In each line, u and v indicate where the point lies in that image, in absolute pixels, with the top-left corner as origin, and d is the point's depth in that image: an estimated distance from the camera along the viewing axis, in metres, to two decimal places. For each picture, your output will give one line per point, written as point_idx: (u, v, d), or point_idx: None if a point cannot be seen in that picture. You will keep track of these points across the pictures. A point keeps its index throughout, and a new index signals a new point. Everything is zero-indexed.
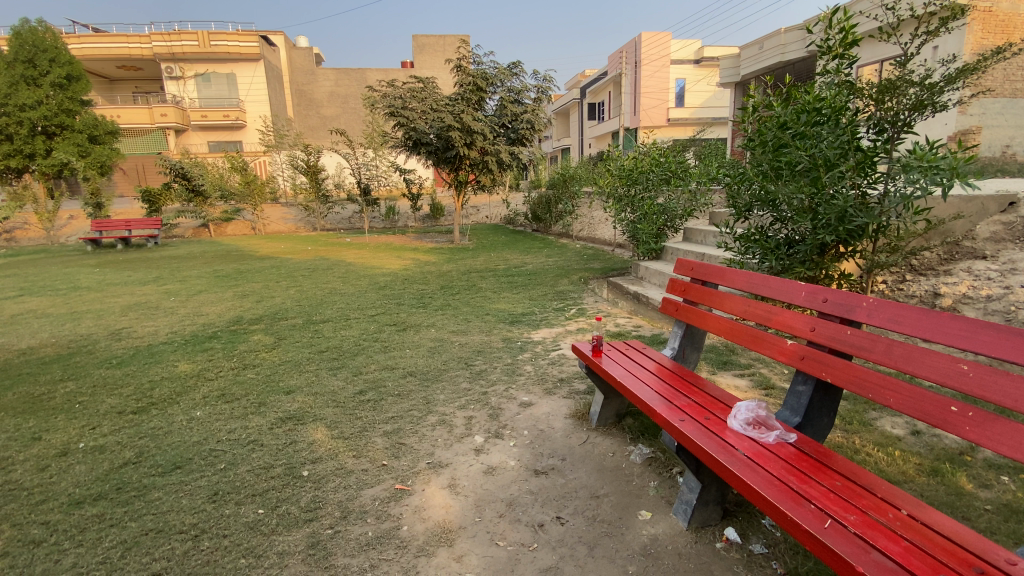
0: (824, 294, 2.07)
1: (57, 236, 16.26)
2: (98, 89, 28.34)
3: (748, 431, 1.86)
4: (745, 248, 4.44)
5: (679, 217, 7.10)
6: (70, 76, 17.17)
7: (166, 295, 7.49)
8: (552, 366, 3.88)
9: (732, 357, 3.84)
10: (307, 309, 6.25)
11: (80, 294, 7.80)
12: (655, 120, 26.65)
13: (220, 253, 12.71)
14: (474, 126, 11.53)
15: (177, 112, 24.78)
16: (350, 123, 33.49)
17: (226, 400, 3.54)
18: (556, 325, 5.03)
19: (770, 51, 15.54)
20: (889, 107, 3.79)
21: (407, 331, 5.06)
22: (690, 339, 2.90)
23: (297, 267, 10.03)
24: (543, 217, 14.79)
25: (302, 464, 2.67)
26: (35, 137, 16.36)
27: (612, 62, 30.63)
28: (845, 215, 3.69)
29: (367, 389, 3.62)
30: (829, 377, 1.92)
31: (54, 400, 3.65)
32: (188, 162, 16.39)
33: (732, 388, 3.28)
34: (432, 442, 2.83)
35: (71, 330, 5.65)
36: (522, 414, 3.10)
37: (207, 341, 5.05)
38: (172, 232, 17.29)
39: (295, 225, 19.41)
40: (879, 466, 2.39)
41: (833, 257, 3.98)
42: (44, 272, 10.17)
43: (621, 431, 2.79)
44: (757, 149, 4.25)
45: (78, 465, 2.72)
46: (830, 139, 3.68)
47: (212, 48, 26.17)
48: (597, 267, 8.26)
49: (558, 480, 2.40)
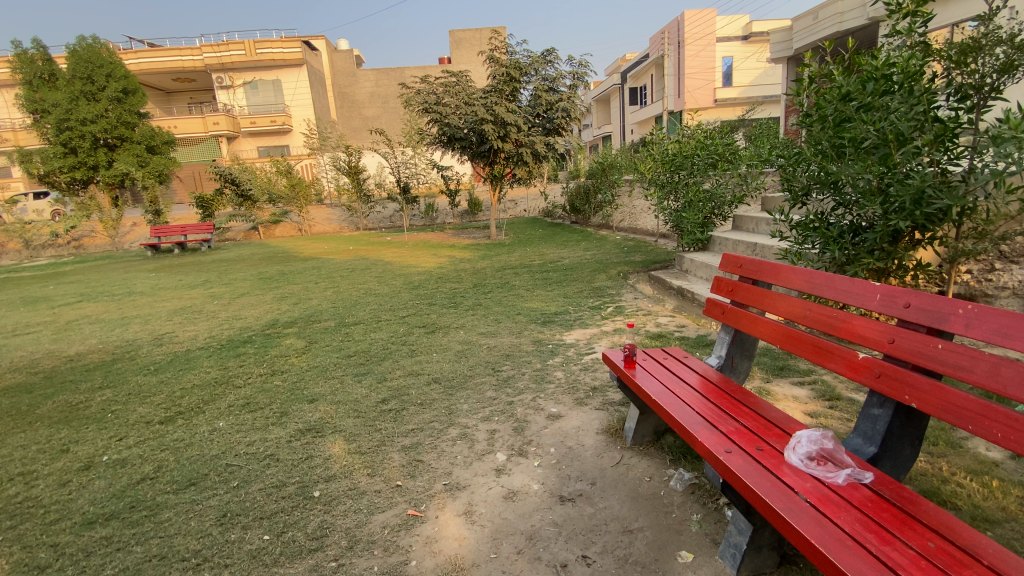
0: (904, 297, 1.68)
1: (122, 242, 17.30)
2: (156, 101, 29.99)
3: (811, 469, 1.54)
4: (804, 236, 3.98)
5: (727, 204, 6.53)
6: (127, 89, 18.12)
7: (210, 299, 7.70)
8: (584, 372, 3.60)
9: (788, 362, 3.42)
10: (341, 310, 6.20)
11: (134, 299, 8.15)
12: (700, 102, 25.50)
13: (266, 255, 13.12)
14: (507, 118, 11.24)
15: (228, 121, 25.85)
16: (389, 122, 33.96)
17: (249, 409, 3.47)
18: (591, 325, 4.73)
19: (825, 21, 14.43)
20: (973, 70, 3.18)
21: (436, 333, 4.89)
22: (739, 346, 2.54)
23: (336, 267, 10.12)
24: (582, 209, 14.41)
25: (315, 483, 2.52)
26: (98, 150, 17.52)
27: (653, 44, 29.56)
28: (921, 197, 3.19)
29: (389, 398, 3.46)
30: (914, 402, 1.57)
31: (90, 409, 3.71)
32: (236, 168, 16.97)
33: (789, 399, 2.88)
34: (451, 459, 2.62)
35: (119, 335, 5.84)
36: (549, 428, 2.85)
37: (240, 346, 5.07)
38: (224, 236, 17.99)
39: (338, 225, 19.77)
40: (973, 500, 1.98)
41: (908, 245, 3.48)
42: (105, 278, 10.75)
43: (659, 451, 2.49)
44: (815, 126, 3.77)
45: (97, 480, 2.72)
46: (901, 109, 3.19)
47: (258, 56, 27.14)
48: (638, 260, 7.84)
49: (586, 510, 2.13)
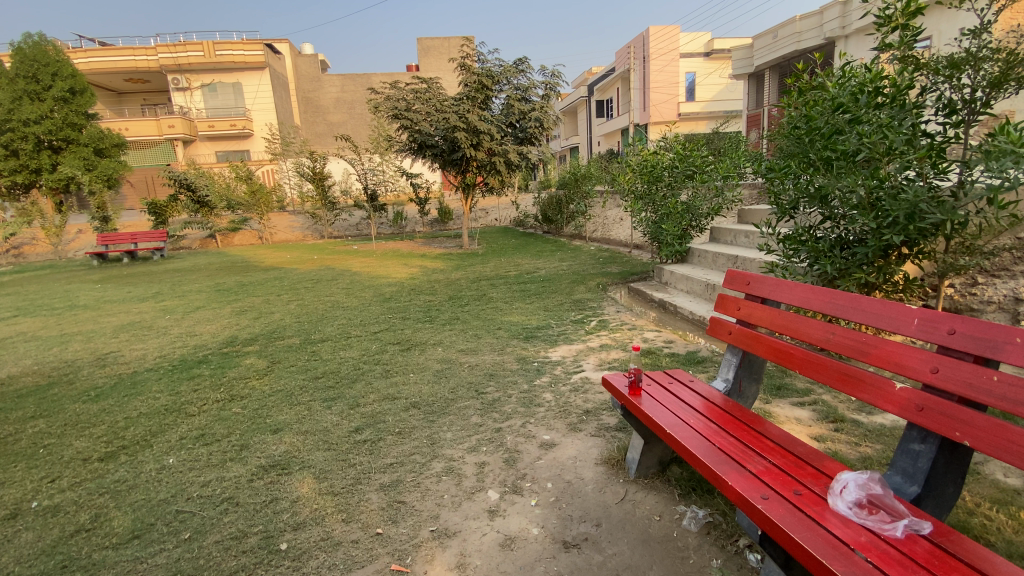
0: (948, 323, 1.55)
1: (66, 251, 16.12)
2: (106, 102, 28.45)
3: (863, 520, 1.37)
4: (792, 250, 3.91)
5: (705, 216, 6.46)
6: (74, 89, 17.04)
7: (162, 313, 7.10)
8: (574, 394, 3.39)
9: (785, 381, 3.31)
10: (306, 326, 5.80)
11: (75, 313, 7.47)
12: (664, 116, 26.07)
13: (225, 265, 12.39)
14: (480, 125, 11.01)
15: (184, 124, 24.76)
16: (356, 129, 33.31)
17: (204, 443, 3.09)
18: (575, 341, 4.53)
19: (785, 40, 15.00)
20: (962, 84, 3.18)
21: (412, 351, 4.59)
22: (747, 368, 2.39)
23: (300, 278, 9.61)
24: (553, 218, 14.34)
25: (281, 532, 2.20)
26: (41, 152, 16.29)
27: (619, 59, 30.15)
28: (915, 212, 3.12)
29: (363, 426, 3.15)
30: (965, 439, 1.41)
31: (18, 444, 3.24)
32: (193, 173, 16.14)
33: (794, 422, 2.75)
34: (438, 499, 2.36)
35: (56, 356, 5.25)
36: (543, 459, 2.61)
37: (195, 367, 4.62)
38: (179, 244, 17.03)
39: (301, 233, 19.05)
40: (1007, 535, 1.86)
41: (898, 259, 3.44)
42: (45, 290, 9.90)
43: (666, 484, 2.30)
44: (804, 138, 3.73)
45: (23, 533, 2.32)
46: (891, 123, 3.15)
47: (217, 58, 26.10)
48: (615, 272, 7.73)
49: (594, 558, 1.91)
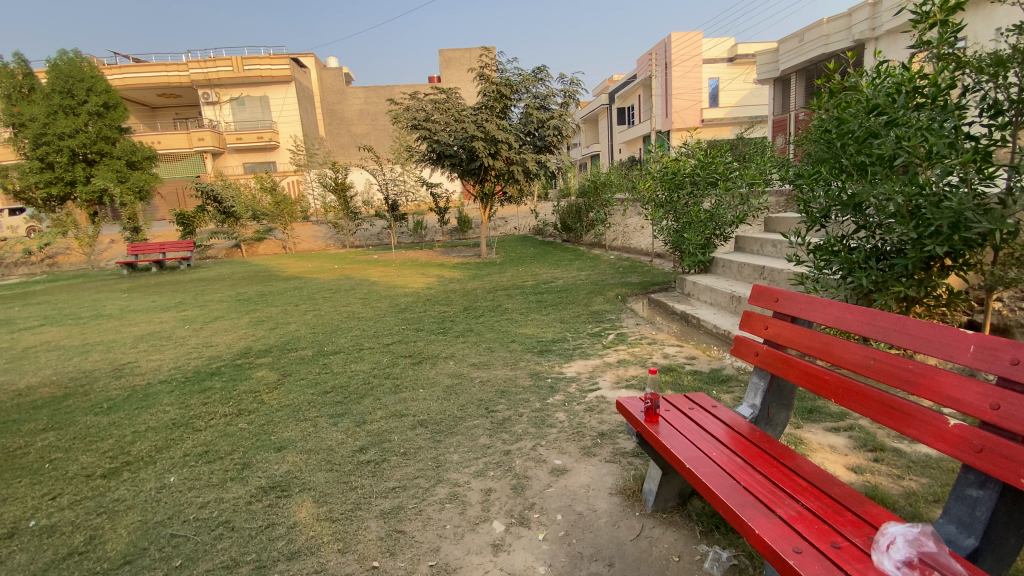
0: (1011, 352, 1.35)
1: (98, 260, 16.64)
2: (140, 116, 29.50)
3: None
4: (823, 261, 3.68)
5: (730, 224, 6.14)
6: (108, 104, 17.67)
7: (182, 323, 7.16)
8: (589, 414, 3.21)
9: (817, 404, 3.07)
10: (320, 337, 5.75)
11: (100, 323, 7.61)
12: (686, 122, 25.69)
13: (247, 275, 12.59)
14: (498, 134, 10.94)
15: (213, 137, 25.44)
16: (378, 139, 33.83)
17: (207, 460, 3.01)
18: (592, 356, 4.35)
19: (811, 43, 14.63)
20: (1009, 83, 2.93)
21: (423, 364, 4.48)
22: (776, 394, 2.19)
23: (318, 288, 9.65)
24: (573, 227, 14.19)
25: (274, 561, 2.09)
26: (76, 165, 16.90)
27: (640, 66, 29.87)
28: (959, 220, 2.86)
29: (368, 445, 3.03)
30: None
31: (26, 458, 3.22)
32: (219, 184, 16.52)
33: (827, 450, 2.53)
34: (440, 529, 2.22)
35: (76, 366, 5.32)
36: (553, 487, 2.45)
37: (206, 379, 4.59)
38: (205, 253, 17.43)
39: (323, 243, 19.28)
40: None
41: (940, 272, 3.18)
42: (75, 299, 10.16)
43: (686, 520, 2.11)
44: (834, 142, 3.50)
45: (16, 554, 2.27)
46: (931, 125, 2.92)
47: (245, 73, 26.83)
48: (635, 282, 7.51)
49: None
